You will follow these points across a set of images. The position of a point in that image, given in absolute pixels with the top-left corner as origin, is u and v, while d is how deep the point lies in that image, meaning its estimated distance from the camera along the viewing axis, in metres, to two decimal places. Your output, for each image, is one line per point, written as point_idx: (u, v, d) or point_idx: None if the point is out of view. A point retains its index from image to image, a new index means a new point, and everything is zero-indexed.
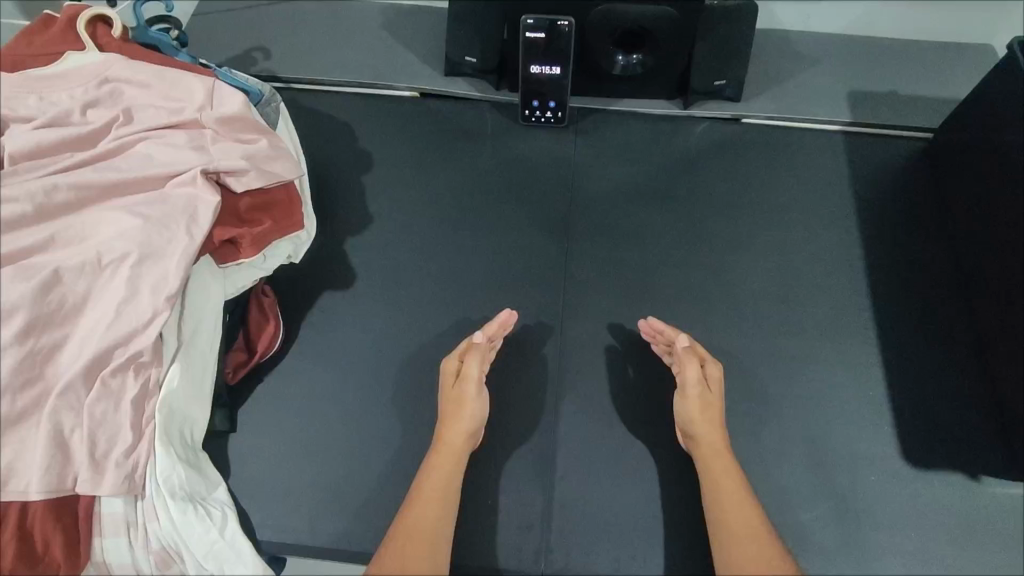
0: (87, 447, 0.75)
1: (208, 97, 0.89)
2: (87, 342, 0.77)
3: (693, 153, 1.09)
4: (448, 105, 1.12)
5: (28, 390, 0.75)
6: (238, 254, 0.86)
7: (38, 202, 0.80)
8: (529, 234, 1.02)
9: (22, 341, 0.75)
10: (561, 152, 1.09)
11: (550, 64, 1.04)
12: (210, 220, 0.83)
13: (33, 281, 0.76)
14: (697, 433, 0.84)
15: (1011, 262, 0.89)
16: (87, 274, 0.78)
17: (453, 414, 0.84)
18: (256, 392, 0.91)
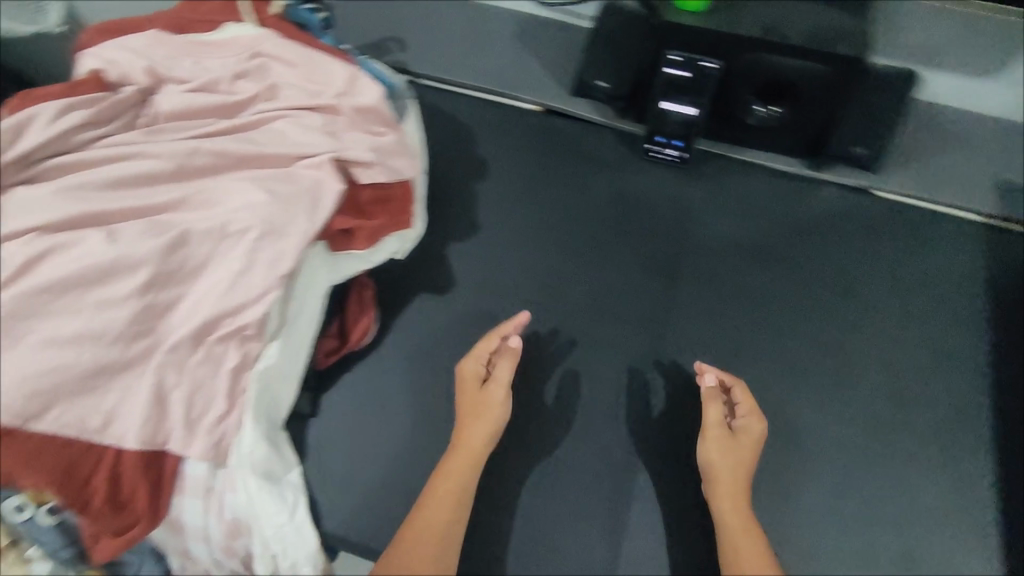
0: (186, 407, 0.77)
1: (347, 83, 0.90)
2: (203, 306, 0.79)
3: (815, 218, 1.04)
4: (570, 126, 1.11)
5: (139, 341, 0.78)
6: (352, 245, 0.87)
7: (179, 161, 0.83)
8: (632, 274, 1.01)
9: (143, 294, 0.77)
10: (676, 193, 1.05)
11: (687, 104, 1.01)
12: (332, 208, 0.84)
13: (162, 237, 0.78)
14: (717, 479, 0.83)
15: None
16: (212, 240, 0.80)
17: (476, 412, 0.84)
18: (343, 380, 0.92)
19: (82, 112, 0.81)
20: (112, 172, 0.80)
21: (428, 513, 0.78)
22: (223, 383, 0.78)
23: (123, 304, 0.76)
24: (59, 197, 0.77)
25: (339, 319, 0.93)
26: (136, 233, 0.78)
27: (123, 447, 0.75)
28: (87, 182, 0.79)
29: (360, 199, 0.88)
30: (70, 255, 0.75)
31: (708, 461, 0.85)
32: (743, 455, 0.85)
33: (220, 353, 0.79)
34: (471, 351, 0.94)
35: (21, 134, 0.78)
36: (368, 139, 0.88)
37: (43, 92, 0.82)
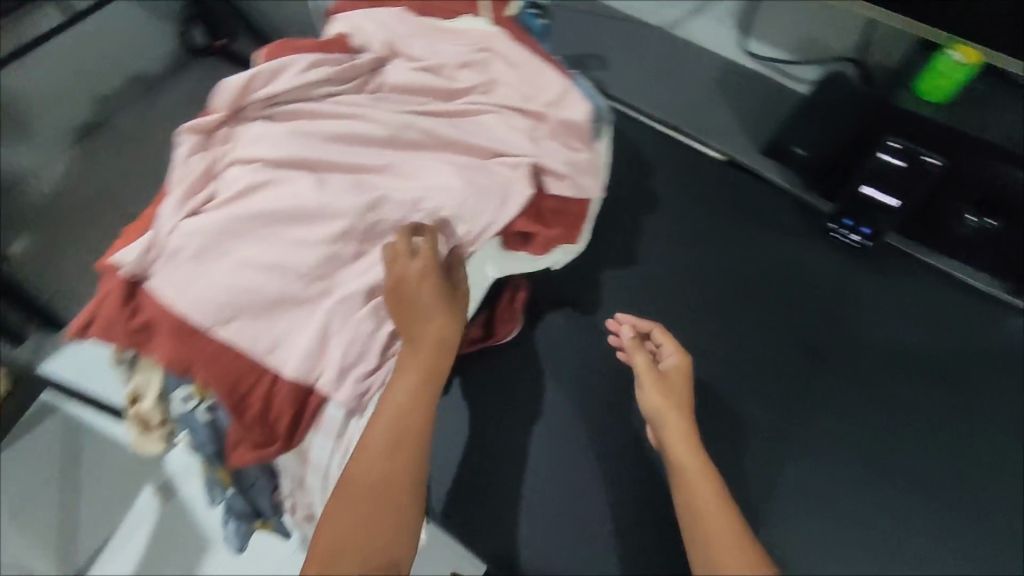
0: (342, 356, 0.82)
1: (559, 95, 0.93)
2: (381, 266, 0.84)
3: (999, 348, 0.95)
4: (751, 183, 1.09)
5: (317, 283, 0.84)
6: (525, 249, 0.92)
7: (394, 132, 0.89)
8: (779, 347, 0.97)
9: (333, 243, 0.84)
10: (848, 280, 1.00)
11: (888, 193, 0.96)
12: (517, 209, 0.88)
13: (364, 197, 0.85)
14: (664, 417, 0.77)
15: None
16: (404, 210, 0.86)
17: (430, 298, 0.81)
18: (473, 370, 0.94)
19: (325, 67, 0.90)
20: (337, 127, 0.88)
21: (386, 416, 0.76)
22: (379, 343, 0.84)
23: (315, 246, 0.83)
24: (292, 138, 0.86)
25: (486, 313, 0.95)
26: (344, 187, 0.85)
27: (280, 373, 0.82)
28: (316, 132, 0.87)
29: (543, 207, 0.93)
30: (288, 192, 0.84)
31: (654, 411, 0.78)
32: (675, 411, 0.77)
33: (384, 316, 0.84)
34: (602, 379, 0.94)
35: (278, 76, 0.88)
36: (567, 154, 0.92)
37: (299, 45, 0.92)
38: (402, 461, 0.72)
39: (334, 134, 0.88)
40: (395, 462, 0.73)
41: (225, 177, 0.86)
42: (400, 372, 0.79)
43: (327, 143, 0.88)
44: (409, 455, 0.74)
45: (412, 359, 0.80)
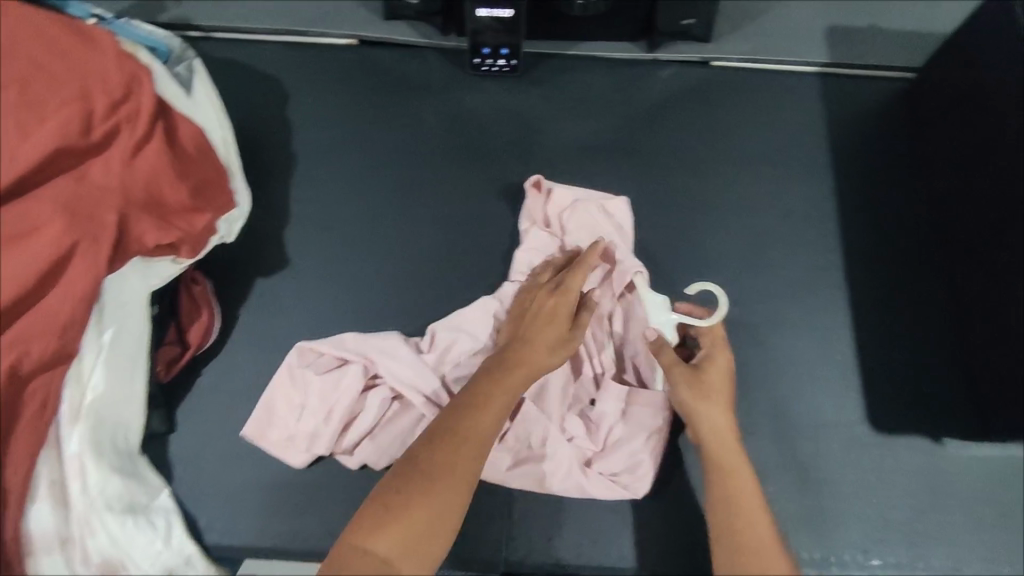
0: (279, 422, 0.81)
1: (117, 46, 0.77)
2: (320, 400, 0.81)
3: (659, 103, 1.00)
4: (389, 53, 1.01)
5: (328, 416, 0.80)
6: (177, 255, 0.79)
7: (339, 350, 0.82)
8: (480, 197, 0.94)
9: (277, 386, 0.82)
10: (515, 105, 0.99)
11: (501, 7, 0.93)
12: (354, 396, 0.81)
13: (330, 375, 0.81)
14: (709, 422, 0.75)
15: (999, 207, 0.83)
16: (332, 374, 0.82)
17: (542, 321, 0.78)
18: (196, 387, 0.84)
19: (190, 214, 0.80)
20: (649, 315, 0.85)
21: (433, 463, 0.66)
22: (341, 422, 0.80)
23: (288, 399, 0.82)
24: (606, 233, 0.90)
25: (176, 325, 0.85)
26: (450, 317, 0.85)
27: None
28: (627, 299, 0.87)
29: (163, 196, 0.76)
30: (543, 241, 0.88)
31: (691, 414, 0.76)
32: (722, 421, 0.75)
33: (349, 380, 0.81)
34: (334, 326, 0.87)
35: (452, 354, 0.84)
36: (162, 116, 0.78)
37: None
38: (449, 489, 0.65)
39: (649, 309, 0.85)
40: (428, 518, 0.63)
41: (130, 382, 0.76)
42: (468, 417, 0.70)
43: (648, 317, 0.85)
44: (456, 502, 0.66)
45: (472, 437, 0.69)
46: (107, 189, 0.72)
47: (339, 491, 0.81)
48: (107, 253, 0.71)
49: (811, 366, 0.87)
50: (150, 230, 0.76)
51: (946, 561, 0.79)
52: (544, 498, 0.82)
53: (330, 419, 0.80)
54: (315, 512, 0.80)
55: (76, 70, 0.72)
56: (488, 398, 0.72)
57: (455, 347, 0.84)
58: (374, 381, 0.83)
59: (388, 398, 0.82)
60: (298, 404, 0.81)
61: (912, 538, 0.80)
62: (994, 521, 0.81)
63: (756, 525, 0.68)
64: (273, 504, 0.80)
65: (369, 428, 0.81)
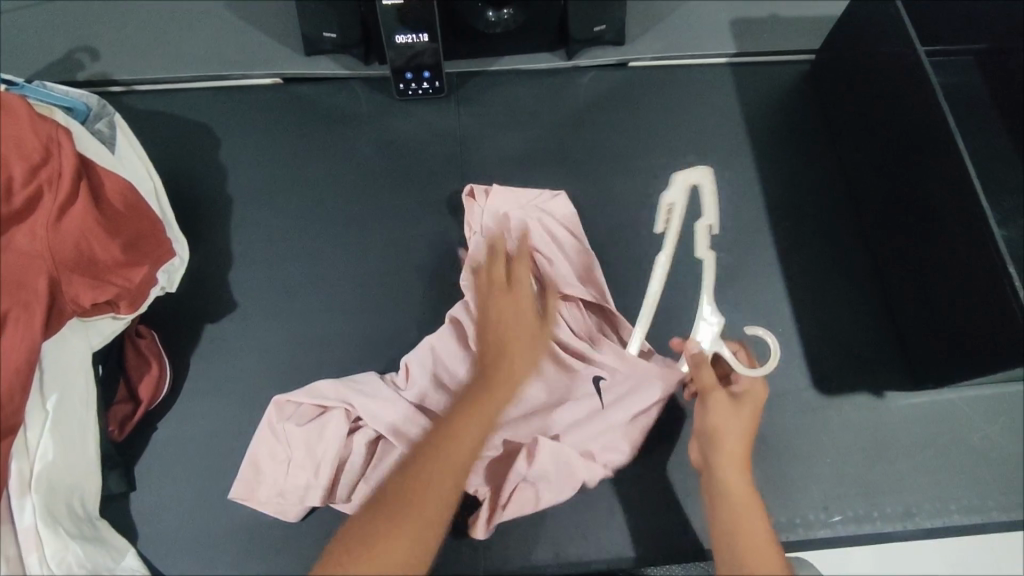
0: (269, 478, 0.80)
1: (31, 110, 0.76)
2: (307, 451, 0.79)
3: (583, 108, 1.04)
4: (315, 88, 1.02)
5: (316, 467, 0.79)
6: (116, 311, 0.80)
7: (317, 400, 0.81)
8: (421, 217, 0.96)
9: (262, 446, 0.81)
10: (445, 125, 1.01)
11: (417, 32, 0.95)
12: (340, 441, 0.79)
13: (312, 426, 0.80)
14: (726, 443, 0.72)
15: (909, 170, 0.88)
16: (315, 424, 0.80)
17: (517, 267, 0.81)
18: (152, 443, 0.83)
19: (126, 270, 0.80)
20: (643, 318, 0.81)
21: (429, 456, 0.64)
22: (331, 473, 0.78)
23: (275, 455, 0.80)
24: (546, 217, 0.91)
25: (126, 380, 0.84)
26: (423, 346, 0.83)
27: None
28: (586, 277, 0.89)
29: (95, 255, 0.76)
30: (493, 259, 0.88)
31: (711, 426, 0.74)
32: (739, 449, 0.72)
33: (332, 428, 0.79)
34: (288, 363, 0.87)
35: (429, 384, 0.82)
36: (85, 175, 0.78)
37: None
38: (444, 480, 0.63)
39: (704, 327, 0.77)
40: (422, 513, 0.61)
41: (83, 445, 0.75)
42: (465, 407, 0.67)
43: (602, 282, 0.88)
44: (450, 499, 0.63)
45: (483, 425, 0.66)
46: (34, 255, 0.71)
47: (312, 526, 0.81)
48: (41, 318, 0.70)
49: (755, 341, 0.91)
50: (86, 290, 0.76)
51: (900, 507, 0.84)
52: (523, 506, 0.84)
53: (319, 469, 0.79)
54: (289, 550, 0.80)
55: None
56: (492, 383, 0.70)
57: (432, 378, 0.82)
58: (357, 423, 0.82)
59: (373, 439, 0.81)
60: (285, 459, 0.80)
61: (868, 490, 0.84)
62: (940, 465, 0.86)
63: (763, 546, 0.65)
64: (245, 549, 0.80)
65: (361, 471, 0.80)
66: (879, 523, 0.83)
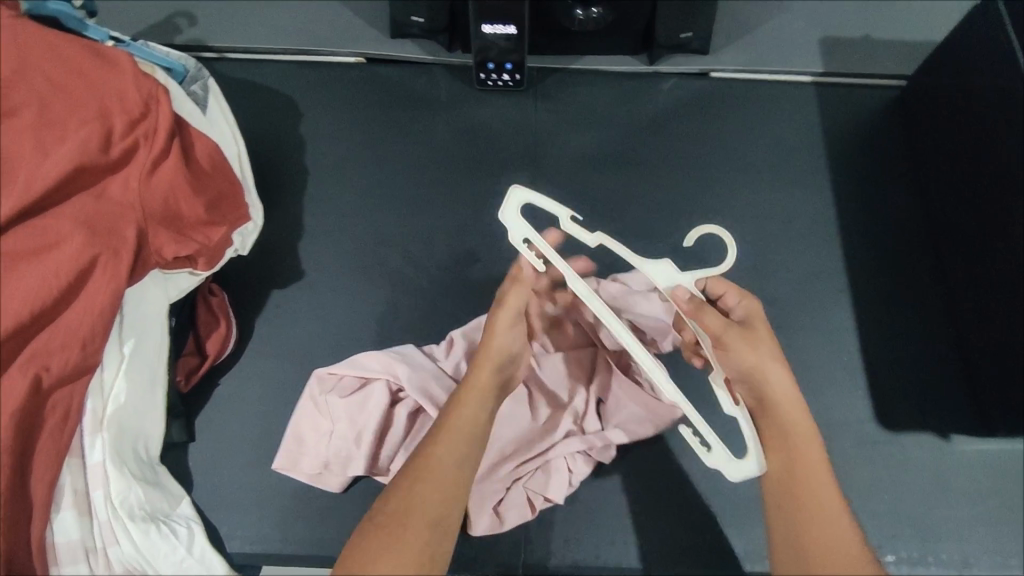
0: (312, 447, 0.81)
1: (135, 68, 0.82)
2: (349, 421, 0.81)
3: (662, 114, 1.04)
4: (397, 70, 1.04)
5: (357, 436, 0.80)
6: (194, 267, 0.82)
7: (357, 369, 0.82)
8: (489, 207, 0.97)
9: (304, 415, 0.82)
10: (521, 118, 1.02)
11: (504, 24, 0.96)
12: (378, 409, 0.80)
13: (353, 395, 0.81)
14: (770, 383, 0.67)
15: (1000, 208, 0.85)
16: (356, 395, 0.81)
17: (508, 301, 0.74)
18: (213, 399, 0.85)
19: (205, 228, 0.83)
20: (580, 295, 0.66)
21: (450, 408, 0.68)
22: (372, 441, 0.79)
23: (316, 424, 0.82)
24: None
25: (194, 335, 0.86)
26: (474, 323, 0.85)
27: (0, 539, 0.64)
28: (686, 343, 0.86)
29: (180, 211, 0.79)
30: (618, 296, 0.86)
31: (751, 372, 0.67)
32: (804, 421, 0.66)
33: (374, 399, 0.81)
34: (348, 334, 0.89)
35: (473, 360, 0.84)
36: (179, 134, 0.82)
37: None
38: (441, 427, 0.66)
39: (658, 283, 0.71)
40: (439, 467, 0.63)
41: (151, 393, 0.78)
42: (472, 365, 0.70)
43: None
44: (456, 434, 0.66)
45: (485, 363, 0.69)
46: (126, 205, 0.76)
47: (360, 498, 0.82)
48: (127, 267, 0.74)
49: (817, 366, 0.89)
50: (168, 243, 0.79)
51: (956, 555, 0.81)
52: (568, 506, 0.83)
53: (360, 437, 0.80)
54: (335, 519, 0.81)
55: (100, 95, 0.79)
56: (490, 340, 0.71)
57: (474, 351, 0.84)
58: (398, 396, 0.82)
59: (415, 409, 0.82)
60: (326, 428, 0.81)
61: (924, 533, 0.82)
62: (1004, 516, 0.83)
63: (824, 509, 0.63)
64: (292, 514, 0.81)
65: (401, 443, 0.81)
66: (934, 569, 0.80)
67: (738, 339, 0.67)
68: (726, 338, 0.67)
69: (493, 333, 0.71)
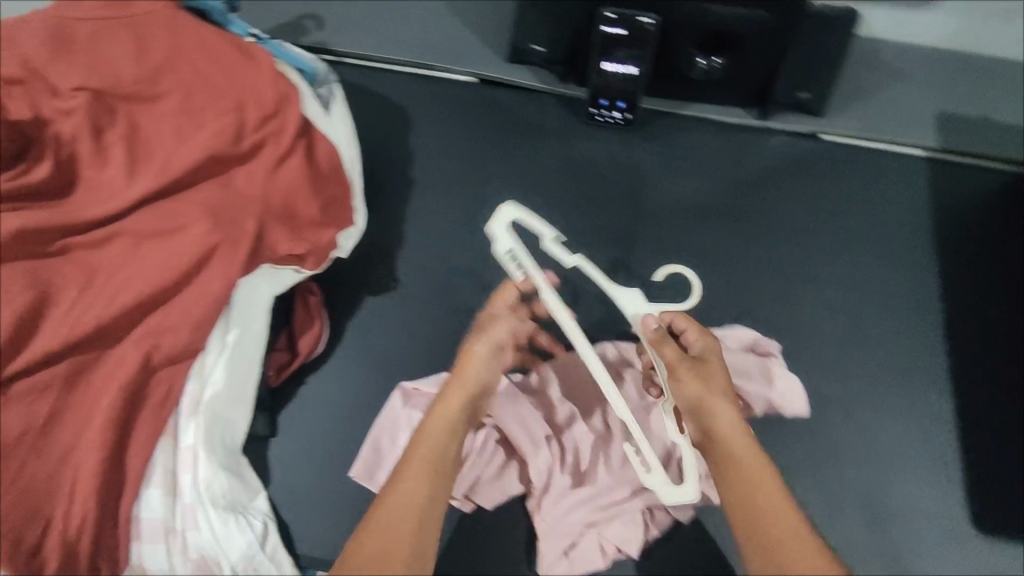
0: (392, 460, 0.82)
1: (272, 67, 0.85)
2: None
3: (768, 171, 1.03)
4: (509, 94, 1.05)
5: None
6: (301, 265, 0.82)
7: None
8: (587, 245, 0.98)
9: (386, 428, 0.82)
10: (628, 158, 1.02)
11: (625, 65, 0.96)
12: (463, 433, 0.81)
13: None
14: (718, 419, 0.67)
15: None
16: None
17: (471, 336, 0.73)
18: (299, 396, 0.86)
19: (315, 227, 0.84)
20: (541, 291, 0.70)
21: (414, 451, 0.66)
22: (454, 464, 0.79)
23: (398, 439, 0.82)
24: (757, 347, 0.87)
25: (287, 331, 0.86)
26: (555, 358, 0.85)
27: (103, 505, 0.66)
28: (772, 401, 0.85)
29: (296, 209, 0.81)
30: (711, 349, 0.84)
31: (698, 408, 0.67)
32: (759, 459, 0.65)
33: None
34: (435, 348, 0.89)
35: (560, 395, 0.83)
36: (307, 137, 0.84)
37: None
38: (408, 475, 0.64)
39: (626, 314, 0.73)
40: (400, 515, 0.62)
41: (243, 383, 0.78)
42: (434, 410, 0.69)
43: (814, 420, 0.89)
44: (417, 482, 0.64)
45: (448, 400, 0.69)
46: (250, 199, 0.78)
47: None
48: (244, 258, 0.76)
49: (894, 447, 0.89)
50: (283, 240, 0.80)
51: None
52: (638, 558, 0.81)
53: None
54: None
55: (238, 89, 0.82)
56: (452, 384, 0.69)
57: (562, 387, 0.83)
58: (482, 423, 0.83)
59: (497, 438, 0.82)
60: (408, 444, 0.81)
61: None
62: None
63: (795, 549, 0.59)
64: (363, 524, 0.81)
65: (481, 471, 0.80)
66: None
67: (686, 372, 0.68)
68: (671, 370, 0.69)
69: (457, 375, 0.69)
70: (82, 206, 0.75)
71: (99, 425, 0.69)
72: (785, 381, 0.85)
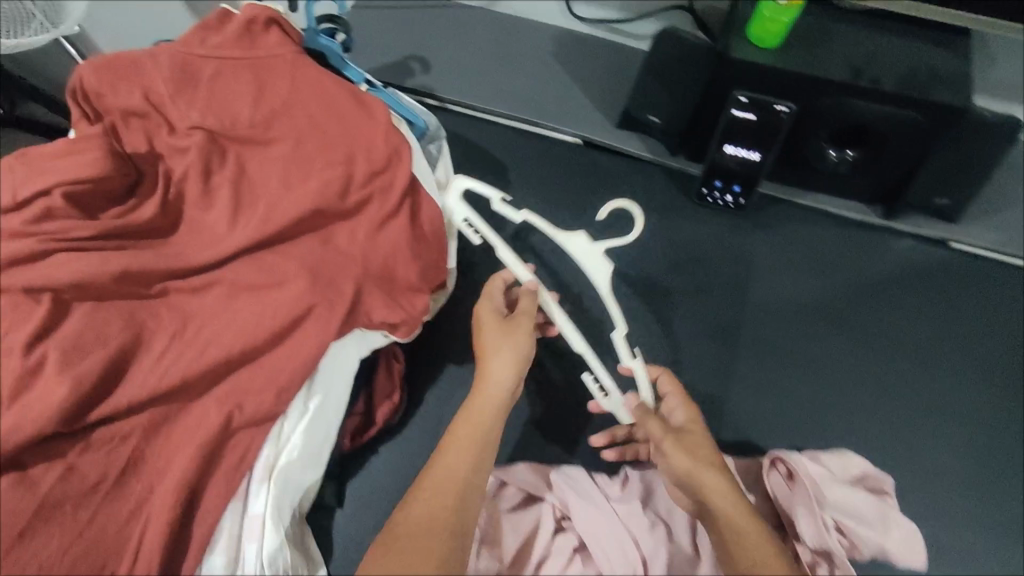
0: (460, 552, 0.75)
1: (386, 119, 0.81)
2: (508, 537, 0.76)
3: (888, 277, 0.95)
4: (615, 162, 1.01)
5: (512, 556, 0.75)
6: (393, 332, 0.78)
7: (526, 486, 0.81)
8: (685, 333, 0.91)
9: None
10: (739, 246, 0.97)
11: (749, 150, 0.88)
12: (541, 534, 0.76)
13: (518, 512, 0.79)
14: (706, 484, 0.63)
15: None
16: (520, 512, 0.79)
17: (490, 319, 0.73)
18: (370, 465, 0.83)
19: (410, 292, 0.80)
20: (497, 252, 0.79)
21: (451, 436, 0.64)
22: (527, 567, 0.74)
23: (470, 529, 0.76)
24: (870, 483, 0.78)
25: (365, 396, 0.82)
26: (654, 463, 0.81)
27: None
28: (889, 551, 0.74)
29: (395, 274, 0.78)
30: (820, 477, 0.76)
31: (683, 477, 0.65)
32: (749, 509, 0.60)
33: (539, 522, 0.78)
34: None
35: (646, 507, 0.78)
36: (411, 195, 0.80)
37: (41, 155, 0.69)
38: (453, 447, 0.62)
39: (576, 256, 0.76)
40: (447, 486, 0.59)
41: (316, 454, 0.75)
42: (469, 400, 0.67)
43: (927, 573, 0.80)
44: (461, 457, 0.62)
45: (482, 380, 0.68)
46: (350, 259, 0.76)
47: None
48: (338, 317, 0.72)
49: None
50: (379, 305, 0.77)
51: None
52: None
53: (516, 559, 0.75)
54: None
55: (350, 142, 0.79)
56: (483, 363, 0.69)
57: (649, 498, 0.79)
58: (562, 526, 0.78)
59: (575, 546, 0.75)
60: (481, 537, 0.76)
61: None
62: None
63: None
64: None
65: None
66: None
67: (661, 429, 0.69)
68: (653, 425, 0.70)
69: (490, 348, 0.69)
70: (186, 253, 0.73)
71: (172, 486, 0.66)
72: (902, 530, 0.75)
